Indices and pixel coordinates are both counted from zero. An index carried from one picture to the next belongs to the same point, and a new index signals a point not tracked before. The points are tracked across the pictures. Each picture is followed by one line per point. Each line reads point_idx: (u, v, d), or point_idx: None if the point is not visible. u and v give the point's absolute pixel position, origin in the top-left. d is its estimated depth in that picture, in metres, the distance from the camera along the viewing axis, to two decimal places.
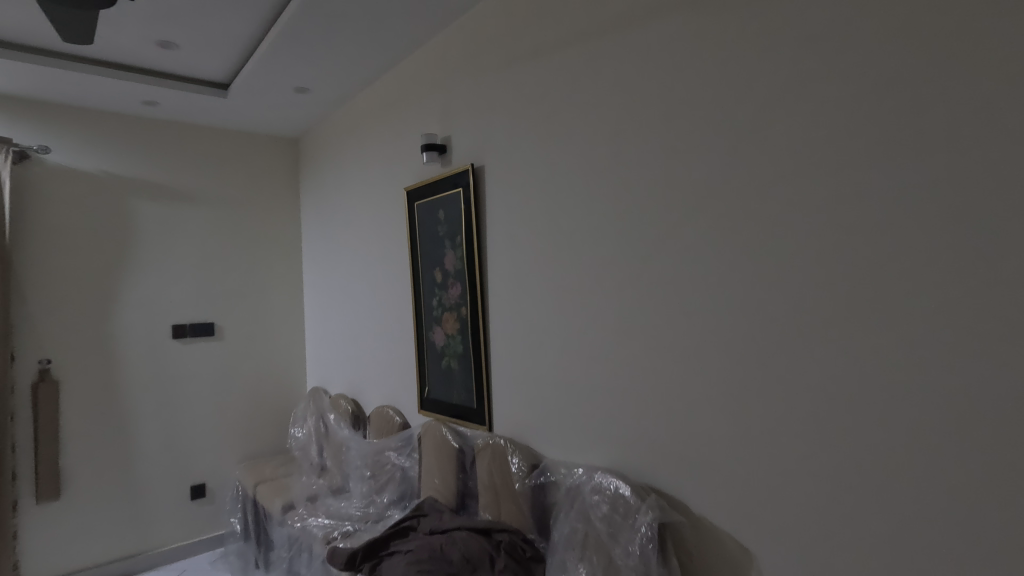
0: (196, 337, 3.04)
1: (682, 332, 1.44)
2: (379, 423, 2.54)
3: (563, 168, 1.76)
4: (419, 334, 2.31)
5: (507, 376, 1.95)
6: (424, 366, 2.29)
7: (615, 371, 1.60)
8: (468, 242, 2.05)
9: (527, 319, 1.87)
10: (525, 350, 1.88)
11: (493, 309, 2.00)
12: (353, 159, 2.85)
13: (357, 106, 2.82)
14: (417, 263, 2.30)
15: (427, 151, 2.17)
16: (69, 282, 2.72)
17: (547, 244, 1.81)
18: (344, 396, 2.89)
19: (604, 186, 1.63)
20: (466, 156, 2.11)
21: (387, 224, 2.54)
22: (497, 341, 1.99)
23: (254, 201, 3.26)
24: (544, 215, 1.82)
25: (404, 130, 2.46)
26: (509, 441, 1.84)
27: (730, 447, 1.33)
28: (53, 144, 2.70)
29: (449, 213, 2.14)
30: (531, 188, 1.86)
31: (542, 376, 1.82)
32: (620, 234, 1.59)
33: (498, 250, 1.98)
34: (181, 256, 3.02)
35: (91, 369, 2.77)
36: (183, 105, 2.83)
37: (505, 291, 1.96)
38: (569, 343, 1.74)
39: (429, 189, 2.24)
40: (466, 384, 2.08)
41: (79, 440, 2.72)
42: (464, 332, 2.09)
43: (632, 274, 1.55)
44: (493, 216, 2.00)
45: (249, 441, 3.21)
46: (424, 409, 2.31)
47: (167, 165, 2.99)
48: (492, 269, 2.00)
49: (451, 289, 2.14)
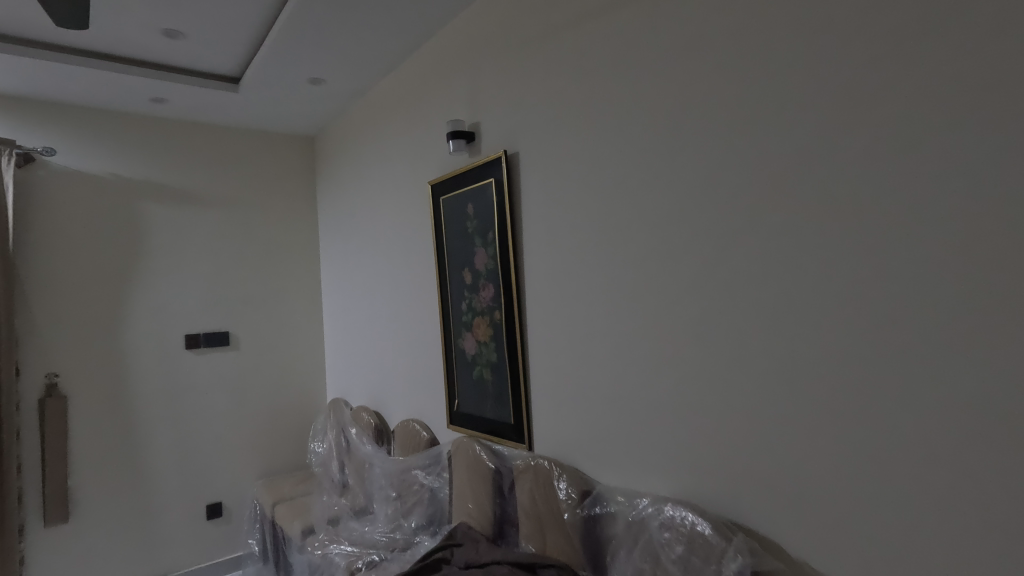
0: (211, 347, 2.88)
1: (767, 338, 1.19)
2: (404, 438, 2.34)
3: (610, 150, 1.53)
4: (447, 342, 2.11)
5: (549, 389, 1.73)
6: (454, 377, 2.08)
7: (681, 384, 1.37)
8: (502, 238, 1.83)
9: (572, 325, 1.65)
10: (570, 359, 1.66)
11: (532, 313, 1.78)
12: (372, 154, 2.66)
13: (375, 98, 2.64)
14: (444, 264, 2.10)
15: (453, 139, 1.96)
16: (77, 290, 2.57)
17: (594, 237, 1.58)
18: (367, 408, 2.70)
19: (660, 168, 1.40)
20: (497, 143, 1.90)
21: (411, 222, 2.35)
22: (537, 349, 1.77)
23: (269, 203, 3.10)
24: (588, 206, 1.60)
25: (427, 120, 2.26)
26: (554, 462, 1.61)
27: (835, 477, 1.09)
28: (58, 147, 2.57)
29: (479, 207, 1.92)
30: (573, 176, 1.64)
31: (591, 388, 1.60)
32: (684, 223, 1.35)
33: (535, 246, 1.76)
34: (194, 262, 2.86)
35: (101, 382, 2.62)
36: (193, 102, 2.68)
37: (545, 293, 1.73)
38: (623, 351, 1.51)
39: (456, 182, 2.03)
40: (502, 396, 1.86)
41: (88, 459, 2.57)
42: (498, 340, 1.87)
43: (699, 270, 1.32)
44: (529, 209, 1.78)
45: (267, 457, 3.04)
46: (454, 424, 2.10)
47: (178, 166, 2.84)
48: (529, 268, 1.78)
49: (482, 292, 1.92)
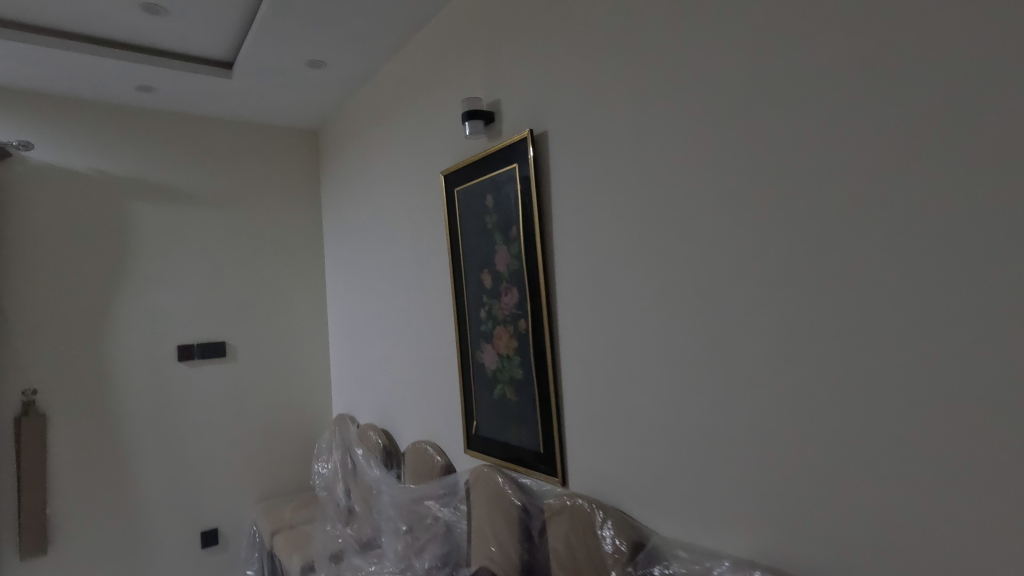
0: (205, 359, 2.64)
1: (891, 360, 0.90)
2: (415, 463, 2.08)
3: (661, 125, 1.25)
4: (463, 354, 1.84)
5: (586, 413, 1.45)
6: (472, 395, 1.81)
7: (763, 416, 1.07)
8: (527, 234, 1.56)
9: (614, 338, 1.37)
10: (613, 379, 1.38)
11: (564, 323, 1.50)
12: (379, 146, 2.41)
13: (381, 83, 2.38)
14: (460, 264, 1.83)
15: (469, 120, 1.68)
16: (56, 298, 2.35)
17: (642, 232, 1.30)
18: (374, 426, 2.44)
19: (728, 143, 1.12)
20: (520, 124, 1.62)
21: (423, 219, 2.09)
22: (571, 365, 1.49)
23: (270, 203, 2.86)
24: (636, 194, 1.31)
25: (439, 103, 1.99)
26: (595, 503, 1.33)
27: (1005, 557, 0.79)
28: (37, 142, 2.35)
29: (501, 199, 1.65)
30: (616, 157, 1.36)
31: (641, 415, 1.31)
32: (766, 210, 1.06)
33: (568, 243, 1.48)
34: (188, 267, 2.63)
35: (84, 399, 2.39)
36: (184, 90, 2.44)
37: (580, 299, 1.45)
38: (682, 371, 1.22)
39: (473, 170, 1.76)
40: (528, 419, 1.59)
41: (70, 483, 2.34)
42: (523, 353, 1.59)
43: (789, 271, 1.02)
44: (561, 200, 1.50)
45: (268, 478, 2.79)
46: (471, 449, 1.82)
47: (170, 163, 2.62)
48: (560, 269, 1.50)
49: (504, 297, 1.65)
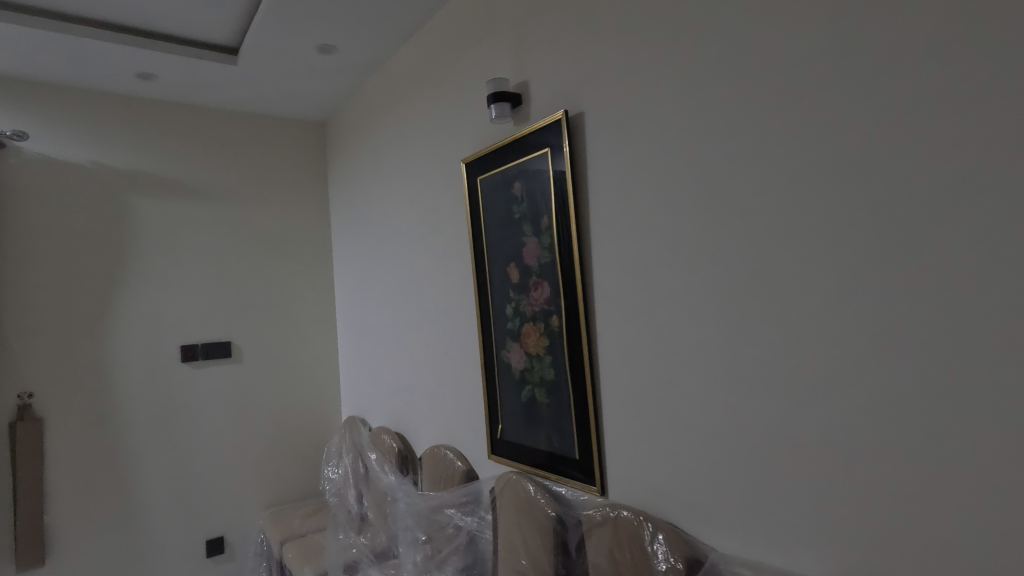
0: (210, 359, 2.53)
1: (1007, 361, 0.78)
2: (433, 468, 1.97)
3: (714, 103, 1.14)
4: (486, 353, 1.73)
5: (628, 417, 1.34)
6: (497, 396, 1.70)
7: (843, 423, 0.96)
8: (560, 223, 1.45)
9: (661, 335, 1.26)
10: (659, 380, 1.27)
11: (603, 320, 1.39)
12: (392, 136, 2.29)
13: (394, 69, 2.27)
14: (483, 258, 1.73)
15: (495, 103, 1.57)
16: (53, 297, 2.23)
17: (694, 220, 1.18)
18: (387, 429, 2.32)
19: (795, 119, 1.01)
20: (551, 106, 1.51)
21: (440, 210, 1.97)
22: (610, 365, 1.38)
23: (275, 197, 2.75)
24: (685, 178, 1.19)
25: (458, 88, 1.88)
26: (642, 515, 1.23)
27: None
28: (32, 133, 2.23)
29: (531, 187, 1.54)
30: (662, 138, 1.24)
31: (692, 419, 1.20)
32: (846, 191, 0.94)
33: (606, 233, 1.37)
34: (191, 264, 2.52)
35: (83, 402, 2.27)
36: (186, 77, 2.32)
37: (621, 294, 1.34)
38: (742, 372, 1.10)
39: (498, 158, 1.65)
40: (561, 423, 1.48)
41: (69, 491, 2.23)
42: (555, 353, 1.48)
43: (875, 258, 0.90)
44: (598, 186, 1.39)
45: (275, 483, 2.67)
46: (496, 455, 1.71)
47: (171, 154, 2.50)
48: (598, 261, 1.39)
49: (533, 292, 1.54)
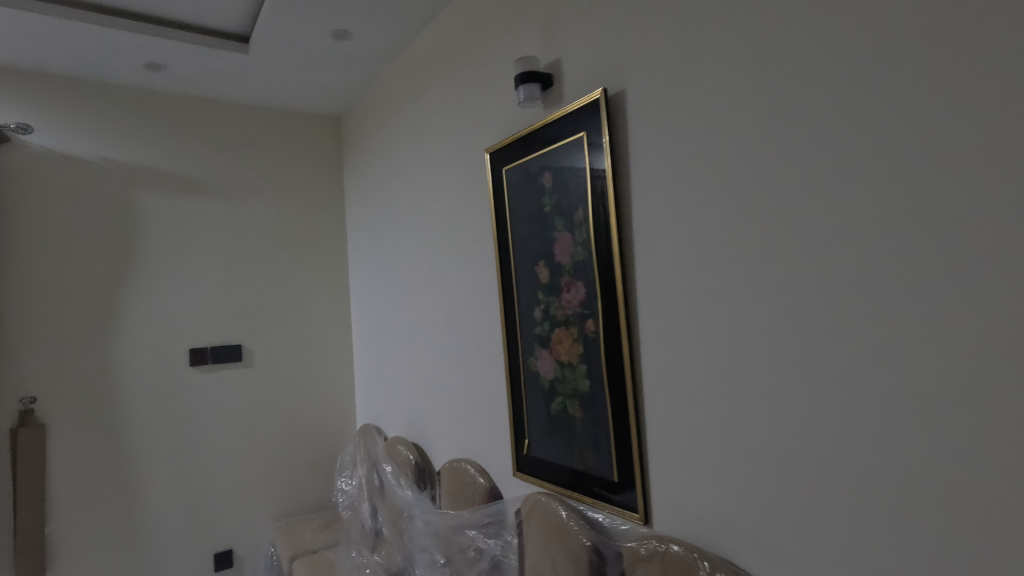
0: (220, 363, 2.42)
1: None
2: (453, 484, 1.82)
3: (781, 75, 0.97)
4: (512, 360, 1.58)
5: (676, 436, 1.17)
6: (524, 408, 1.55)
7: (958, 458, 0.77)
8: (598, 216, 1.29)
9: (715, 343, 1.09)
10: (715, 395, 1.10)
11: (646, 326, 1.22)
12: (410, 128, 2.16)
13: (412, 57, 2.14)
14: (508, 256, 1.58)
15: (524, 84, 1.42)
16: (57, 297, 2.14)
17: (760, 209, 1.01)
18: (403, 439, 2.18)
19: (886, 90, 0.83)
20: (585, 88, 1.36)
21: (462, 205, 1.83)
22: (655, 376, 1.21)
23: (288, 195, 2.63)
24: (748, 161, 1.02)
25: (482, 72, 1.73)
26: (697, 553, 1.06)
27: None
28: (37, 126, 2.15)
29: (564, 176, 1.38)
30: (719, 115, 1.07)
31: (754, 441, 1.03)
32: (963, 171, 0.76)
33: (651, 226, 1.21)
34: (201, 264, 2.41)
35: (87, 408, 2.17)
36: (195, 67, 2.22)
37: (668, 295, 1.18)
38: (820, 388, 0.93)
39: (527, 146, 1.50)
40: (598, 441, 1.32)
41: (72, 500, 2.13)
42: (590, 362, 1.32)
43: (1001, 256, 0.73)
44: (642, 173, 1.23)
45: (287, 494, 2.55)
46: (523, 472, 1.56)
47: (182, 150, 2.40)
48: (640, 258, 1.23)
49: (566, 294, 1.38)
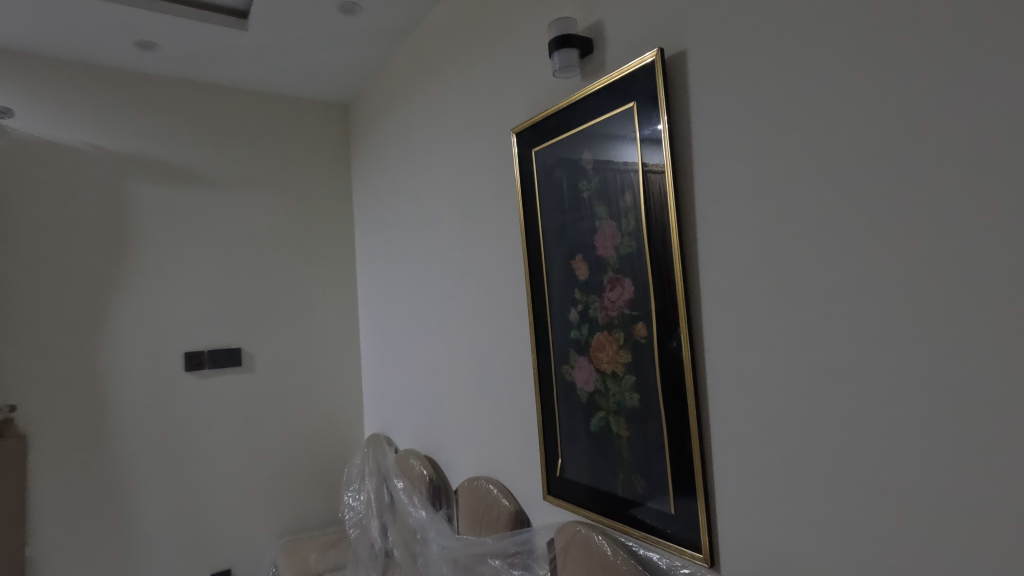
0: (218, 368, 2.25)
1: None
2: (473, 505, 1.63)
3: (899, 23, 0.78)
4: (543, 369, 1.39)
5: (751, 464, 0.97)
6: (557, 423, 1.35)
7: None
8: (652, 201, 1.09)
9: (806, 353, 0.90)
10: (805, 416, 0.90)
11: (713, 331, 1.03)
12: (423, 111, 1.97)
13: (426, 33, 1.95)
14: (539, 250, 1.39)
15: (560, 50, 1.22)
16: (38, 295, 1.97)
17: (873, 186, 0.81)
18: (416, 452, 2.00)
19: None
20: (634, 52, 1.16)
21: (483, 194, 1.64)
22: (723, 392, 1.01)
23: (292, 188, 2.46)
24: (855, 127, 0.83)
25: (506, 43, 1.54)
26: None
27: None
28: (18, 110, 1.98)
29: (609, 155, 1.19)
30: (814, 72, 0.87)
31: (862, 476, 0.83)
32: None
33: (720, 212, 1.01)
34: (197, 261, 2.24)
35: (73, 416, 2.00)
36: (190, 46, 2.03)
37: (743, 294, 0.98)
38: (956, 414, 0.73)
39: (562, 123, 1.31)
40: (650, 465, 1.12)
41: (54, 517, 1.95)
42: (639, 372, 1.13)
43: None
44: (707, 149, 1.03)
45: (289, 508, 2.37)
46: (555, 496, 1.37)
47: (176, 138, 2.23)
48: (705, 250, 1.04)
49: (609, 292, 1.19)
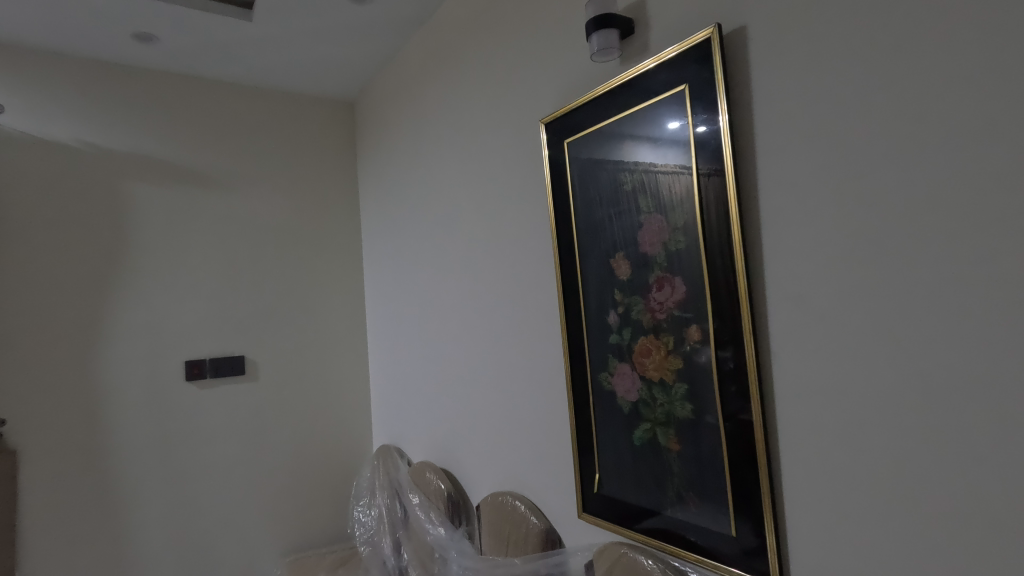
0: (220, 377, 2.14)
1: None
2: (497, 523, 1.52)
3: None
4: (576, 377, 1.29)
5: (830, 482, 0.87)
6: (593, 436, 1.25)
7: None
8: (707, 191, 0.99)
9: (899, 357, 0.80)
10: (899, 429, 0.80)
11: (779, 334, 0.93)
12: (437, 105, 1.88)
13: (440, 23, 1.86)
14: (572, 249, 1.29)
15: (598, 31, 1.13)
16: (31, 302, 1.85)
17: (985, 168, 0.72)
18: (431, 465, 1.89)
19: None
20: (682, 31, 1.07)
21: (507, 190, 1.54)
22: (793, 402, 0.92)
23: (297, 188, 2.36)
24: (955, 107, 0.74)
25: (532, 30, 1.45)
26: None
27: None
28: (10, 106, 1.87)
29: (654, 143, 1.09)
30: (907, 44, 0.78)
31: (972, 497, 0.73)
32: None
33: (789, 202, 0.92)
34: (198, 264, 2.13)
35: (67, 429, 1.88)
36: (193, 39, 1.94)
37: (818, 292, 0.88)
38: None
39: (599, 111, 1.21)
40: (706, 482, 1.02)
41: (47, 537, 1.83)
42: (693, 380, 1.03)
43: None
44: (772, 133, 0.94)
45: (295, 524, 2.25)
46: (592, 515, 1.26)
47: (176, 135, 2.13)
48: (771, 245, 0.94)
49: (656, 293, 1.09)
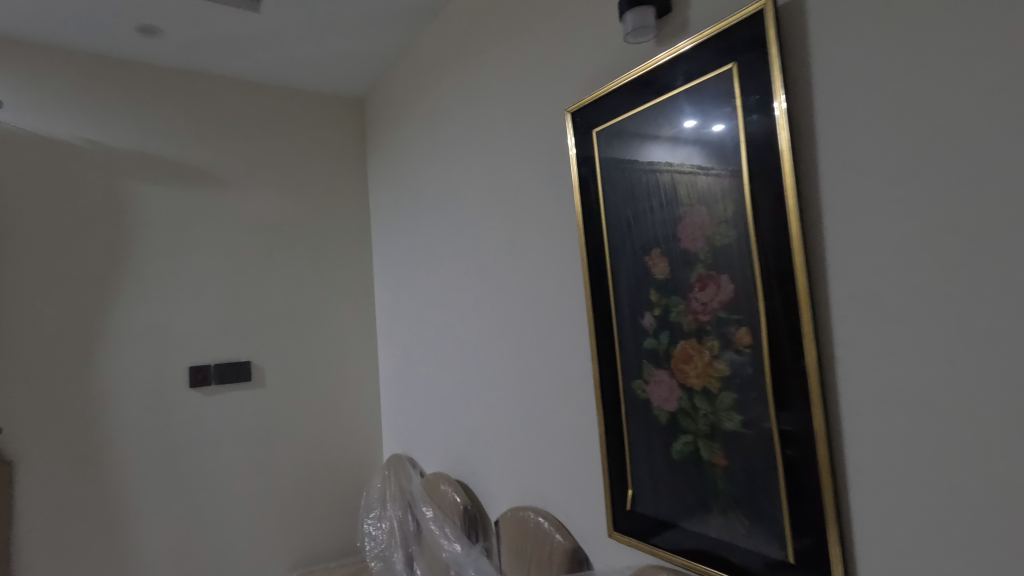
0: (225, 383, 2.06)
1: None
2: (518, 540, 1.42)
3: None
4: (606, 385, 1.19)
5: (906, 507, 0.77)
6: (626, 448, 1.15)
7: None
8: (759, 179, 0.90)
9: (992, 363, 0.69)
10: (993, 447, 0.69)
11: (844, 338, 0.83)
12: (452, 99, 1.80)
13: (455, 13, 1.78)
14: (601, 246, 1.20)
15: (633, 9, 1.04)
16: (29, 305, 1.78)
17: None
18: (446, 476, 1.80)
19: None
20: (727, 7, 0.98)
21: (528, 185, 1.45)
22: (860, 413, 0.82)
23: (305, 188, 2.28)
24: None
25: (556, 15, 1.36)
26: None
27: None
28: (10, 102, 1.81)
29: (695, 129, 1.00)
30: (999, 5, 0.68)
31: None
32: None
33: (854, 190, 0.82)
34: (203, 267, 2.05)
35: (65, 438, 1.80)
36: (198, 33, 1.87)
37: (891, 291, 0.78)
38: None
39: (631, 97, 1.12)
40: (757, 502, 0.92)
41: (44, 552, 1.75)
42: (742, 389, 0.93)
43: None
44: (834, 113, 0.84)
45: (302, 537, 2.16)
46: (624, 534, 1.17)
47: (181, 133, 2.06)
48: (833, 239, 0.84)
49: (698, 292, 1.00)
